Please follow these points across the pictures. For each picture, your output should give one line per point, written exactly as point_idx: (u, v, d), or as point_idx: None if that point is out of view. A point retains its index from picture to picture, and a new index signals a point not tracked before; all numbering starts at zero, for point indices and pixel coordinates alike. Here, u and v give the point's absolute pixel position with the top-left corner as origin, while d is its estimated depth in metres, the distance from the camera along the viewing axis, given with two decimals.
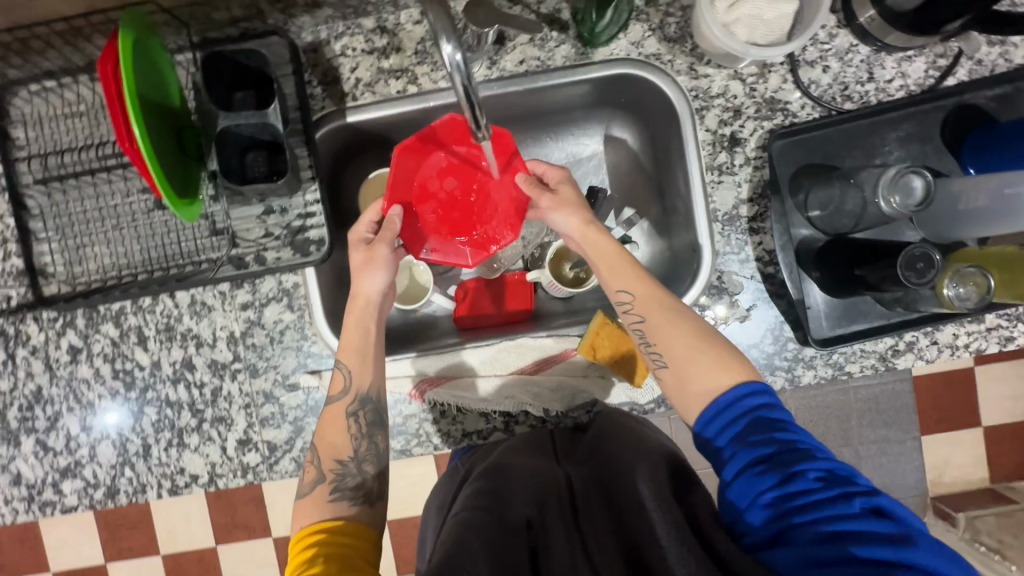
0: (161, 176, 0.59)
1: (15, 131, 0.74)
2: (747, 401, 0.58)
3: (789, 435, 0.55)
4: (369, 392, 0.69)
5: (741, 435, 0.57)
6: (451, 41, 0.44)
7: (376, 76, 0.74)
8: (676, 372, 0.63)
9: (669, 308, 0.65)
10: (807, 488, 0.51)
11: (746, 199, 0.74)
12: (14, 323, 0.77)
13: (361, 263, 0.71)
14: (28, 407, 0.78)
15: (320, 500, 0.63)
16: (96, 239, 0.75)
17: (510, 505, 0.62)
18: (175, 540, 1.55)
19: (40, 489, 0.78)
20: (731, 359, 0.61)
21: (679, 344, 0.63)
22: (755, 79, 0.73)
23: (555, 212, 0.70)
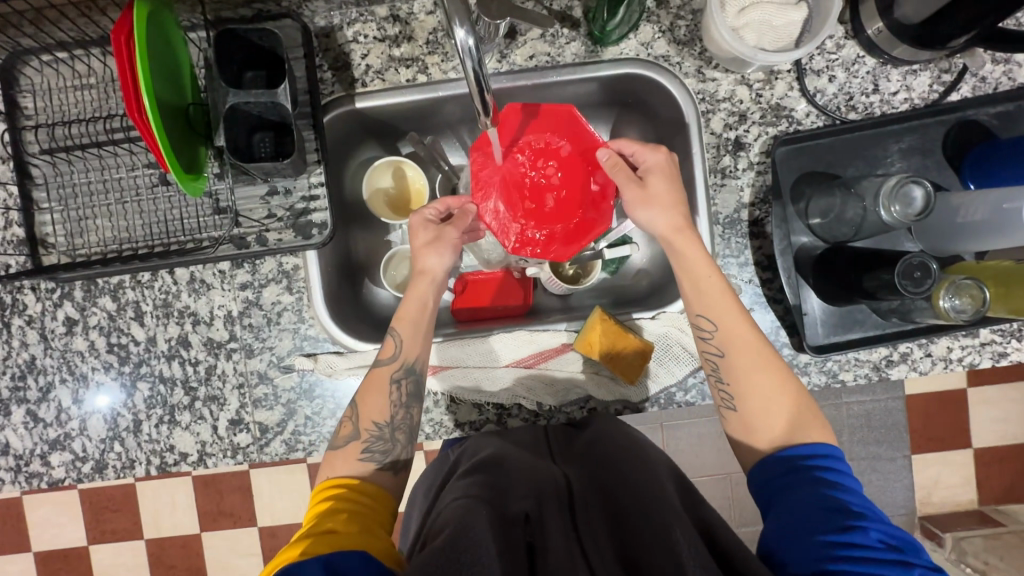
0: (168, 150, 0.59)
1: (24, 100, 0.74)
2: (816, 456, 0.59)
3: (853, 496, 0.55)
4: (416, 364, 0.70)
5: (810, 483, 0.57)
6: (466, 27, 0.44)
7: (386, 64, 0.75)
8: (747, 414, 0.64)
9: (752, 346, 0.65)
10: (869, 545, 0.51)
11: (747, 203, 0.75)
12: (12, 292, 0.77)
13: (430, 241, 0.74)
14: (20, 376, 0.77)
15: (351, 456, 0.66)
16: (98, 212, 0.75)
17: (509, 498, 0.63)
18: (160, 524, 1.54)
19: (28, 460, 0.78)
20: (806, 410, 0.63)
21: (758, 384, 0.64)
22: (762, 86, 0.74)
23: (642, 209, 0.70)
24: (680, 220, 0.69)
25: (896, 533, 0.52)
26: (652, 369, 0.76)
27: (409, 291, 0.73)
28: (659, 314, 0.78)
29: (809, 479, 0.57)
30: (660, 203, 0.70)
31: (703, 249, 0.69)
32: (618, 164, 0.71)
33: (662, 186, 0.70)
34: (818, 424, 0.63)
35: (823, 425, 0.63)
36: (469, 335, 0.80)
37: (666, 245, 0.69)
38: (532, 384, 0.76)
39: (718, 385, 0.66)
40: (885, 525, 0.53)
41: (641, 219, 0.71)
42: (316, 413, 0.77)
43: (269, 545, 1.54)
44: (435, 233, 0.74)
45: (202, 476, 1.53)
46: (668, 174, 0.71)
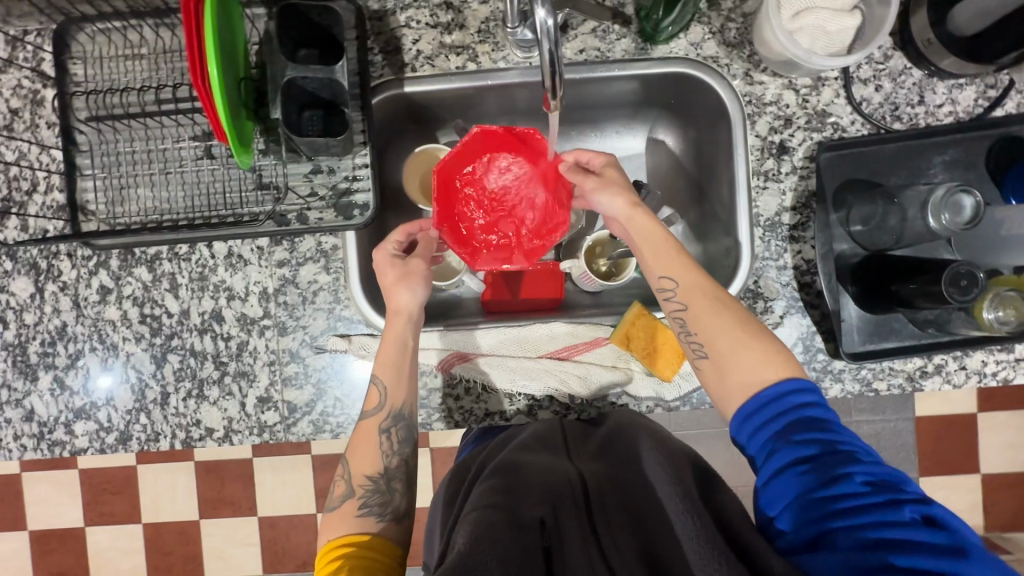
0: (228, 121, 0.59)
1: (75, 66, 0.74)
2: (790, 399, 0.58)
3: (836, 437, 0.55)
4: (403, 410, 0.70)
5: (783, 432, 0.57)
6: (546, 6, 0.47)
7: (437, 50, 0.75)
8: (716, 364, 0.62)
9: (718, 304, 0.63)
10: (854, 492, 0.51)
11: (788, 207, 0.75)
12: (47, 258, 0.77)
13: (398, 279, 0.72)
14: (50, 342, 0.77)
15: (348, 514, 0.66)
16: (140, 181, 0.75)
17: (523, 503, 0.62)
18: (159, 509, 1.52)
19: (51, 427, 0.77)
20: (775, 357, 0.60)
21: (722, 332, 0.62)
22: (809, 91, 0.75)
23: (599, 192, 0.70)
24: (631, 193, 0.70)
25: (882, 469, 0.53)
26: (686, 368, 0.75)
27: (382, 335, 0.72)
28: None
29: (785, 429, 0.57)
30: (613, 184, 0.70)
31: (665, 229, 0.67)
32: (573, 169, 0.73)
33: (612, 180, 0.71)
34: (789, 363, 0.60)
35: (792, 361, 0.60)
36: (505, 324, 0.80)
37: (626, 223, 0.69)
38: (564, 376, 0.75)
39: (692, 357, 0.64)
40: (871, 462, 0.54)
41: (598, 198, 0.70)
42: (346, 395, 0.76)
43: (268, 536, 1.52)
44: (403, 269, 0.72)
45: (204, 462, 1.51)
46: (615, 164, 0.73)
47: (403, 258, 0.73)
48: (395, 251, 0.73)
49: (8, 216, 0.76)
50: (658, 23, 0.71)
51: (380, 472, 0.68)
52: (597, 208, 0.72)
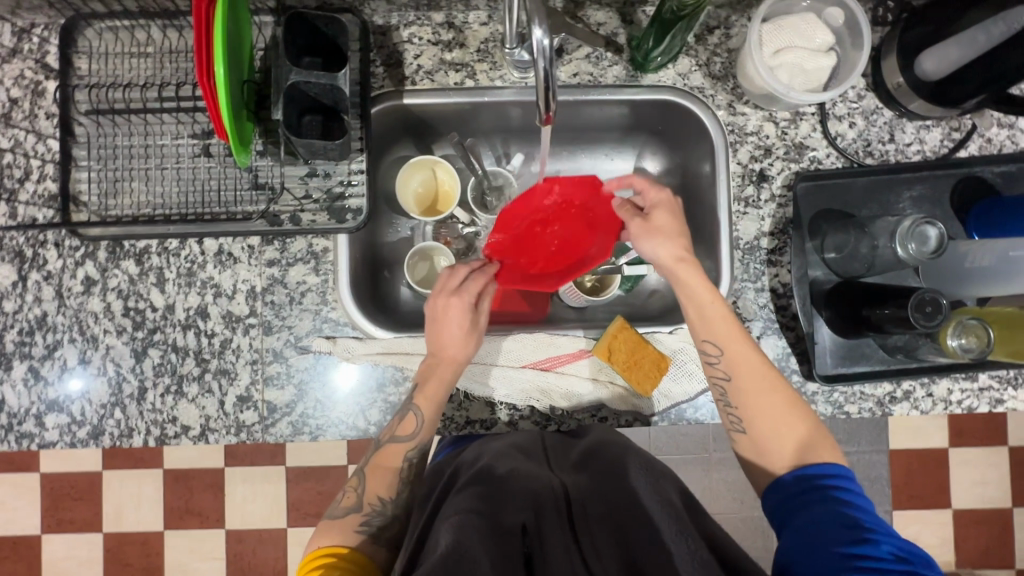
0: (230, 118, 0.60)
1: (79, 61, 0.76)
2: (821, 474, 0.63)
3: (867, 511, 0.59)
4: (430, 444, 0.72)
5: (821, 500, 0.61)
6: (543, 26, 0.50)
7: (437, 66, 0.78)
8: (754, 438, 0.68)
9: (760, 370, 0.68)
10: (880, 556, 0.55)
11: (767, 232, 0.78)
12: (33, 247, 0.76)
13: (462, 332, 0.72)
14: (28, 331, 0.76)
15: (348, 526, 0.67)
16: (134, 175, 0.76)
17: (507, 510, 0.66)
18: (122, 518, 1.47)
19: (21, 419, 0.75)
20: (819, 445, 0.66)
21: (767, 406, 0.67)
22: (788, 124, 0.79)
23: (646, 239, 0.73)
24: (683, 257, 0.71)
25: (912, 547, 0.56)
26: (665, 385, 0.76)
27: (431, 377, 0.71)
28: (676, 329, 0.79)
29: (819, 495, 0.61)
30: (670, 254, 0.71)
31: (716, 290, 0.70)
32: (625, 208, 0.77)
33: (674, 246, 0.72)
34: (829, 449, 0.66)
35: (830, 446, 0.66)
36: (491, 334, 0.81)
37: (670, 273, 0.71)
38: (546, 387, 0.76)
39: (728, 415, 0.70)
40: (900, 537, 0.57)
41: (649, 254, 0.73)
42: (327, 397, 0.76)
43: (234, 550, 1.47)
44: (471, 324, 0.73)
45: (173, 470, 1.47)
46: (677, 217, 0.74)
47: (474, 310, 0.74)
48: (471, 307, 0.73)
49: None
50: (648, 53, 0.75)
51: (387, 499, 0.69)
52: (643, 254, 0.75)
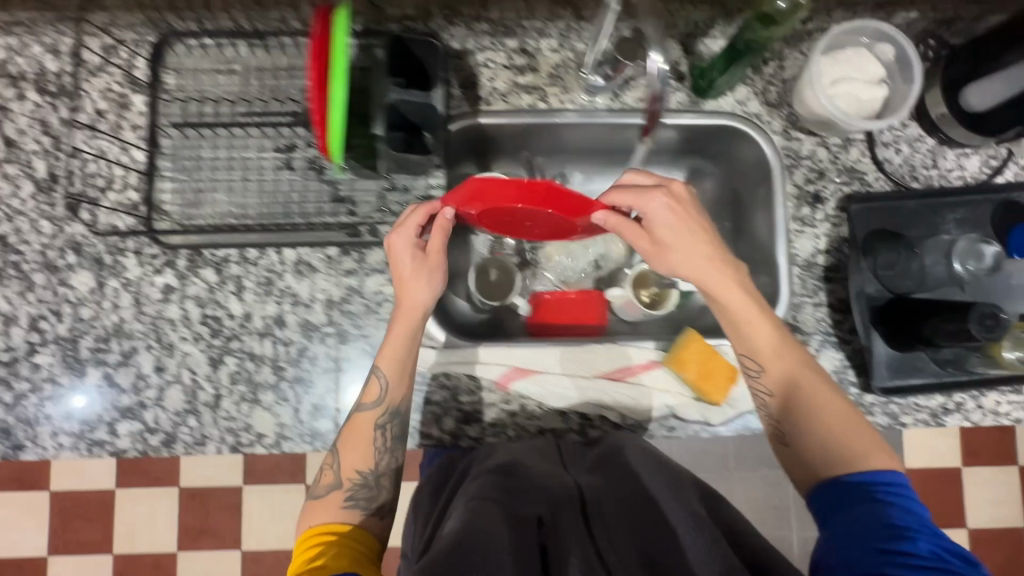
0: (338, 140, 0.62)
1: (168, 77, 0.78)
2: (866, 480, 0.64)
3: (908, 510, 0.61)
4: (400, 407, 0.71)
5: (862, 500, 0.63)
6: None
7: (511, 88, 0.82)
8: (796, 446, 0.70)
9: (798, 377, 0.70)
10: (920, 554, 0.56)
11: (823, 250, 0.82)
12: (113, 254, 0.77)
13: (416, 273, 0.72)
14: (104, 338, 0.76)
15: (333, 505, 0.68)
16: (218, 186, 0.78)
17: (522, 502, 0.62)
18: (130, 542, 1.25)
19: (93, 426, 0.75)
20: (866, 451, 0.66)
21: (807, 414, 0.69)
22: (839, 149, 0.84)
23: (668, 254, 0.74)
24: (704, 266, 0.73)
25: (956, 547, 0.57)
26: (733, 396, 0.79)
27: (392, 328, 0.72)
28: None
29: (856, 493, 0.64)
30: (694, 270, 0.73)
31: (750, 298, 0.72)
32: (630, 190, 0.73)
33: (697, 258, 0.73)
34: (880, 456, 0.66)
35: (878, 451, 0.67)
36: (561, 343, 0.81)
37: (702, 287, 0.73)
38: (617, 397, 0.77)
39: (769, 423, 0.72)
40: (944, 538, 0.58)
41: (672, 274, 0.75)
42: None
43: None
44: (421, 261, 0.72)
45: (186, 488, 1.26)
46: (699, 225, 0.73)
47: (422, 248, 0.73)
48: (413, 239, 0.72)
49: (79, 210, 0.77)
50: (705, 70, 0.80)
51: (366, 472, 0.69)
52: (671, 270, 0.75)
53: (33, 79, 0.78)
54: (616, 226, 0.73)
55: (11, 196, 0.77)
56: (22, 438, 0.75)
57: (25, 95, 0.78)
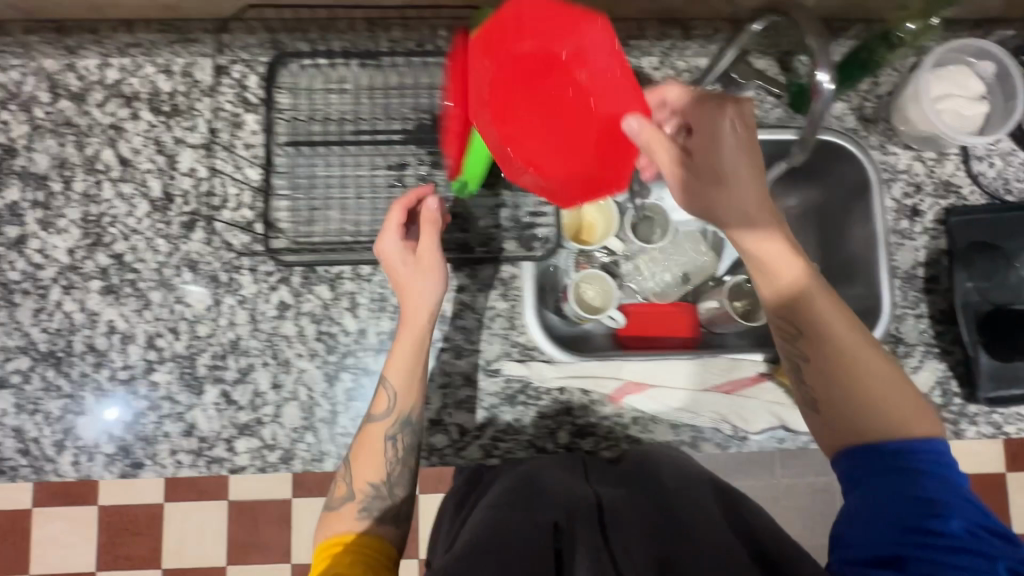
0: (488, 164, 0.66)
1: (281, 96, 0.79)
2: (906, 449, 0.55)
3: (942, 478, 0.53)
4: (411, 416, 0.69)
5: (899, 472, 0.54)
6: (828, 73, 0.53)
7: None
8: (831, 409, 0.59)
9: (843, 331, 0.59)
10: (951, 534, 0.49)
11: (922, 262, 0.84)
12: (228, 272, 0.78)
13: (414, 274, 0.70)
14: (221, 355, 0.77)
15: (349, 515, 0.65)
16: (331, 204, 0.78)
17: (538, 506, 0.61)
18: (183, 554, 1.28)
19: (212, 443, 0.76)
20: (908, 415, 0.56)
21: (847, 374, 0.58)
22: (934, 163, 0.85)
23: (699, 177, 0.60)
24: (732, 188, 0.59)
25: (992, 520, 0.51)
26: None
27: (401, 333, 0.71)
28: None
29: (880, 462, 0.56)
30: (719, 201, 0.60)
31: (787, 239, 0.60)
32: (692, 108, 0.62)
33: (728, 183, 0.60)
34: (926, 422, 0.57)
35: (923, 416, 0.57)
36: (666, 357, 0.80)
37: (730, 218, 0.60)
38: (730, 411, 0.77)
39: (799, 383, 0.62)
40: (977, 509, 0.52)
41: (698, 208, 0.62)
42: (517, 420, 0.78)
43: None
44: (414, 256, 0.70)
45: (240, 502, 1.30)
46: (744, 145, 0.60)
47: (410, 249, 0.71)
48: (398, 242, 0.69)
49: (194, 228, 0.78)
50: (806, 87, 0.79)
51: (379, 482, 0.67)
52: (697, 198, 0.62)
53: (147, 98, 0.79)
54: (648, 141, 0.60)
55: (127, 215, 0.78)
56: (141, 455, 0.75)
57: (139, 115, 0.79)
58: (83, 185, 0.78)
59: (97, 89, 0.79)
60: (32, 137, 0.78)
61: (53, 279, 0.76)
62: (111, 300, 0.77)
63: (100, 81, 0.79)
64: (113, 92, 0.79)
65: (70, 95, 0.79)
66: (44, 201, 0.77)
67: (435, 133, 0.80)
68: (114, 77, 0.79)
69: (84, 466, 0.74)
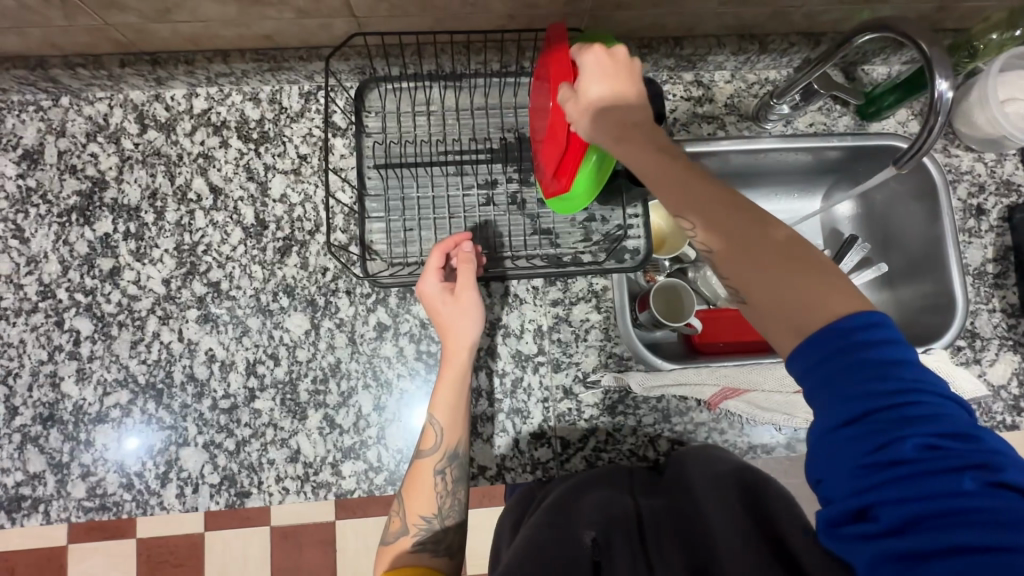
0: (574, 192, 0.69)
1: (370, 119, 0.80)
2: (834, 332, 0.42)
3: (878, 378, 0.40)
4: (458, 449, 0.69)
5: (832, 385, 0.41)
6: (948, 81, 0.57)
7: (692, 119, 0.87)
8: (759, 307, 0.47)
9: (739, 213, 0.50)
10: (910, 459, 0.38)
11: (991, 258, 0.87)
12: (325, 295, 0.78)
13: (455, 315, 0.72)
14: (322, 379, 0.77)
15: (403, 550, 0.63)
16: (425, 224, 0.80)
17: (577, 523, 0.59)
18: None
19: (317, 468, 0.75)
20: (804, 297, 0.44)
21: (758, 260, 0.47)
22: (994, 164, 0.89)
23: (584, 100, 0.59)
24: (616, 111, 0.59)
25: (934, 418, 0.39)
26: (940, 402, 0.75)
27: (443, 372, 0.72)
28: (929, 349, 0.81)
29: (835, 374, 0.41)
30: (606, 122, 0.59)
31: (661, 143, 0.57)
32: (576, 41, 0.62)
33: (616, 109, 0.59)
34: (837, 296, 0.44)
35: (847, 289, 0.44)
36: (758, 363, 0.80)
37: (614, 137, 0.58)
38: None
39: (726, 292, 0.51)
40: (934, 404, 0.40)
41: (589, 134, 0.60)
42: (617, 430, 0.79)
43: None
44: (450, 294, 0.72)
45: (281, 525, 1.20)
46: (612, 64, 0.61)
47: (450, 289, 0.72)
48: (438, 283, 0.71)
49: (289, 253, 0.78)
50: (873, 93, 0.86)
51: (432, 516, 0.65)
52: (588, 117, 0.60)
53: (235, 126, 0.80)
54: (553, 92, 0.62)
55: (221, 243, 0.78)
56: (246, 484, 0.74)
57: (229, 142, 0.80)
58: (175, 215, 0.78)
59: (185, 119, 0.80)
60: (123, 168, 0.79)
61: (149, 310, 0.76)
62: (208, 329, 0.76)
63: (187, 111, 0.80)
64: (201, 121, 0.80)
65: (158, 126, 0.79)
66: (137, 232, 0.78)
67: (522, 151, 0.82)
68: (201, 107, 0.80)
69: (189, 499, 0.73)
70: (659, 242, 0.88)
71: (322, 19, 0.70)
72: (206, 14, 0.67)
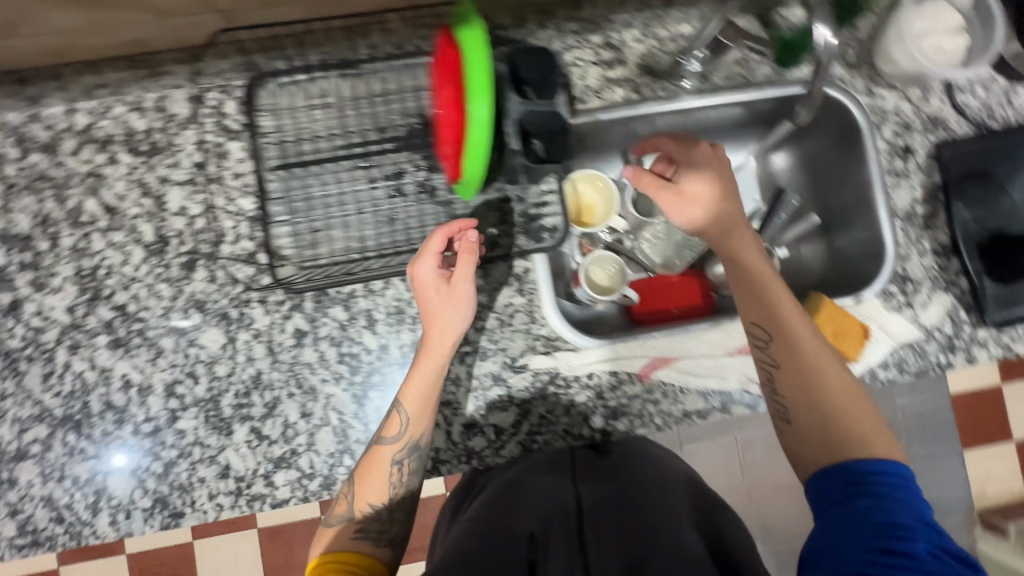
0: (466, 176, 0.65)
1: (264, 119, 0.76)
2: (868, 467, 0.59)
3: (896, 502, 0.56)
4: (421, 443, 0.69)
5: (860, 496, 0.57)
6: None
7: (603, 84, 0.83)
8: (813, 420, 0.63)
9: (821, 350, 0.65)
10: (915, 555, 0.51)
11: (920, 199, 0.86)
12: (238, 307, 0.76)
13: (445, 303, 0.69)
14: (244, 393, 0.75)
15: (344, 536, 0.68)
16: (332, 223, 0.77)
17: (515, 517, 0.69)
18: None
19: (249, 481, 0.74)
20: (847, 437, 0.61)
21: (826, 386, 0.63)
22: (920, 100, 0.87)
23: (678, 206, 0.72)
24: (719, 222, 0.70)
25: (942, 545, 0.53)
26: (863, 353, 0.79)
27: (422, 357, 0.70)
28: (860, 300, 0.82)
29: (866, 491, 0.57)
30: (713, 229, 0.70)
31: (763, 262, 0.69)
32: (682, 146, 0.74)
33: (724, 221, 0.70)
34: (875, 444, 0.61)
35: (881, 439, 0.61)
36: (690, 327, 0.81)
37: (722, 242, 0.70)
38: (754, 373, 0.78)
39: (774, 397, 0.66)
40: (938, 536, 0.54)
41: (685, 225, 0.72)
42: (551, 411, 0.78)
43: None
44: (445, 283, 0.69)
45: (268, 527, 1.22)
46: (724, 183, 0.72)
47: (445, 277, 0.70)
48: (434, 269, 0.69)
49: (195, 267, 0.76)
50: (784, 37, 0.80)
51: (380, 506, 0.69)
52: (684, 213, 0.71)
53: (122, 140, 0.76)
54: (641, 180, 0.73)
55: (123, 264, 0.75)
56: (179, 505, 0.73)
57: (117, 158, 0.76)
58: (70, 240, 0.75)
59: (68, 137, 0.76)
60: (9, 197, 0.75)
61: (57, 340, 0.74)
62: (121, 353, 0.74)
63: (68, 129, 0.76)
64: (85, 137, 0.76)
65: (40, 147, 0.75)
66: (33, 262, 0.74)
67: (427, 136, 0.78)
68: (82, 122, 0.76)
69: (123, 525, 0.72)
70: (590, 216, 0.85)
71: (188, 17, 0.68)
72: (61, 25, 0.64)
